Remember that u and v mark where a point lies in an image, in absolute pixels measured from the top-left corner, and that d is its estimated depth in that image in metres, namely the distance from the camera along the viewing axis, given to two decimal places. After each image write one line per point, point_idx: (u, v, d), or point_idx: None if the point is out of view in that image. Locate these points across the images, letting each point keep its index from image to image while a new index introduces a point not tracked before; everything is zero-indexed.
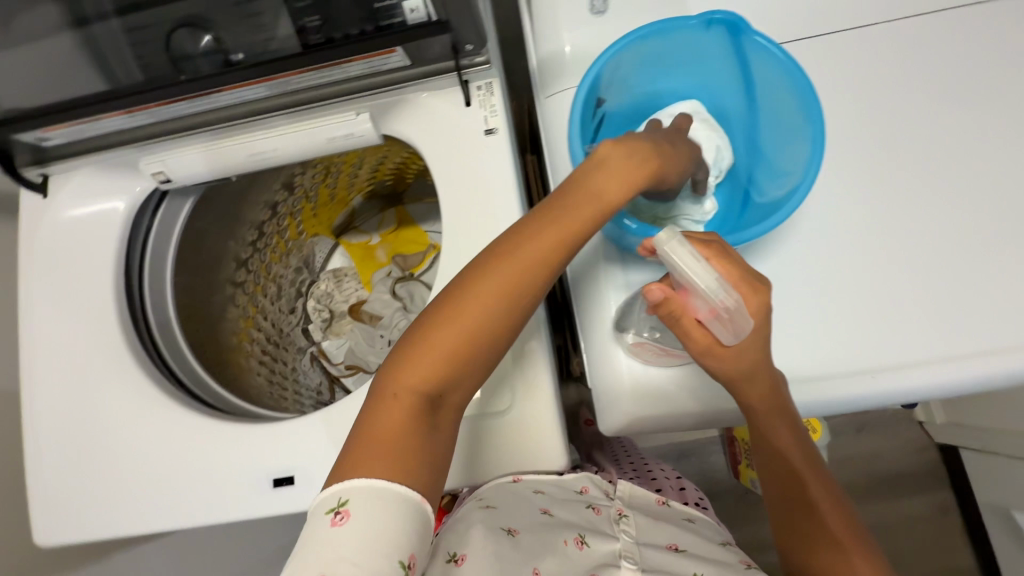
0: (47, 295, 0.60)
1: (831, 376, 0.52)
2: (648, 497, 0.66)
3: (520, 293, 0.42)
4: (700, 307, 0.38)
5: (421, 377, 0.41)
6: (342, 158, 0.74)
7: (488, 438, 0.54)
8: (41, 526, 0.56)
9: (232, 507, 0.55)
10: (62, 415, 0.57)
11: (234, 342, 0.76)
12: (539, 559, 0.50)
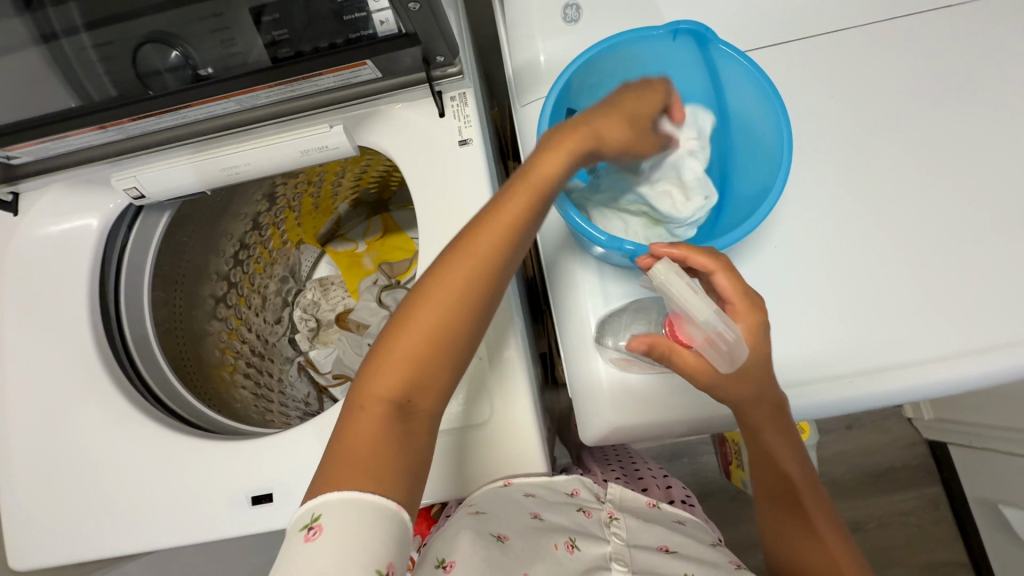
0: (21, 315, 0.59)
1: (811, 382, 0.51)
2: (639, 499, 0.63)
3: (478, 287, 0.41)
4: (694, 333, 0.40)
5: (388, 384, 0.40)
6: (323, 169, 0.74)
7: (471, 447, 0.55)
8: (17, 550, 0.55)
9: (211, 526, 0.54)
10: (38, 435, 0.57)
11: (217, 357, 0.75)
12: (531, 566, 0.50)
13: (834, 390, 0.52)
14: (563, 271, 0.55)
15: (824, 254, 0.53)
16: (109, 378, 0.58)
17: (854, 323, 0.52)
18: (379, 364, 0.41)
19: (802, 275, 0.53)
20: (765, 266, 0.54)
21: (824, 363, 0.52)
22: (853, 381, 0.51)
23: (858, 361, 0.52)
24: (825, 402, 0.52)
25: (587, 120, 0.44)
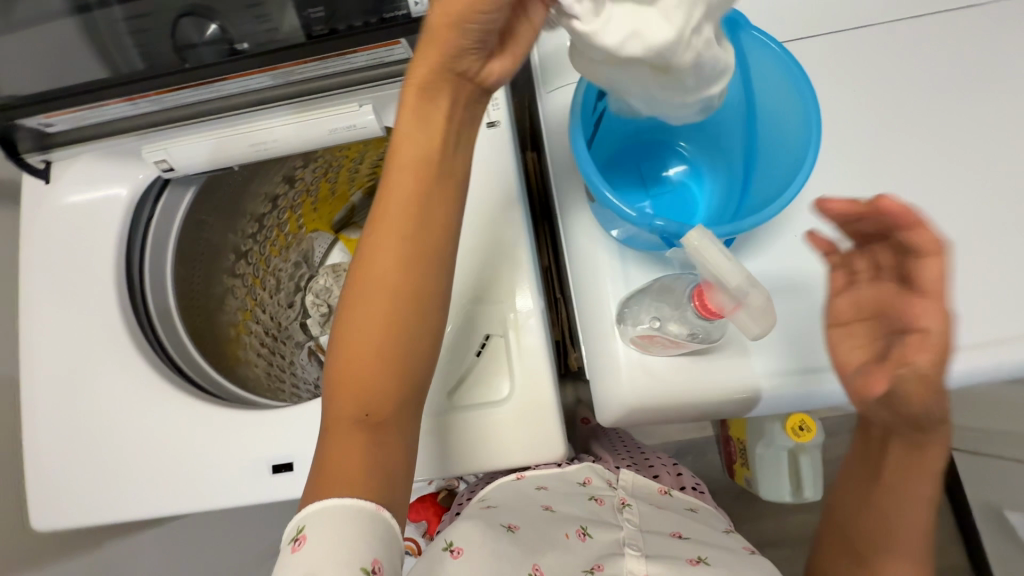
0: (47, 281, 0.60)
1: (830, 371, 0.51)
2: (649, 485, 0.69)
3: (394, 289, 0.44)
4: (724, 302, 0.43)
5: (346, 406, 0.43)
6: (343, 152, 0.73)
7: (483, 429, 0.54)
8: (41, 510, 0.56)
9: (231, 492, 0.55)
10: (61, 399, 0.57)
11: (233, 333, 0.76)
12: (540, 553, 0.52)
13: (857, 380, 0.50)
14: (586, 254, 0.56)
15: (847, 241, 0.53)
16: (132, 345, 0.59)
17: None
18: (334, 396, 0.43)
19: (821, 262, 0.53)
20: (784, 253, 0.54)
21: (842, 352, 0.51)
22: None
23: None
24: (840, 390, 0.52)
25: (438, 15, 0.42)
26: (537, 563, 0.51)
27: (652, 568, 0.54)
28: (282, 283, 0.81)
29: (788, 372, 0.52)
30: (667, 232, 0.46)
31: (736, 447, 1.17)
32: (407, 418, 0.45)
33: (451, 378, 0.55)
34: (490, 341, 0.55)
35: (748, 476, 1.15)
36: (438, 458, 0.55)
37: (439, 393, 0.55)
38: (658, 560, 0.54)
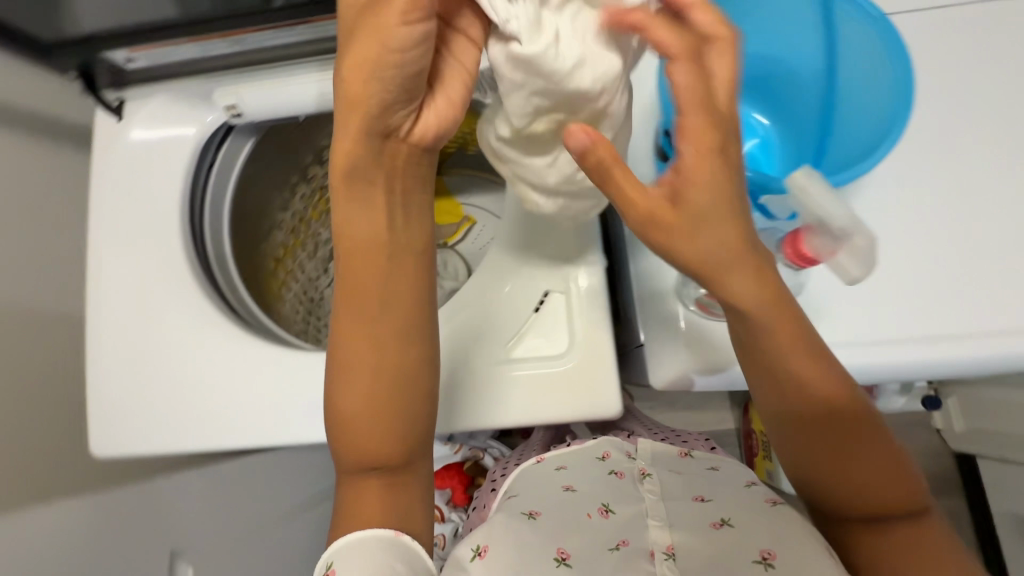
0: (115, 215, 0.61)
1: (899, 342, 0.50)
2: (670, 449, 0.64)
3: (372, 355, 0.46)
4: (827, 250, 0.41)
5: (355, 464, 0.47)
6: None
7: (533, 386, 0.54)
8: (101, 436, 0.58)
9: (288, 430, 0.56)
10: (125, 329, 0.59)
11: (274, 287, 0.80)
12: (564, 537, 0.51)
13: (922, 353, 0.49)
14: None
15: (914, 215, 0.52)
16: (195, 282, 0.60)
17: (942, 287, 0.50)
18: (342, 454, 0.47)
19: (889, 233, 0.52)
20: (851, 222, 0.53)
21: (907, 325, 0.50)
22: (938, 343, 0.49)
23: (946, 324, 0.50)
24: (913, 364, 0.49)
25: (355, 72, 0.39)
26: (562, 546, 0.50)
27: (678, 536, 0.50)
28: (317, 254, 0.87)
29: None
30: (753, 184, 0.44)
31: (757, 439, 1.18)
32: (413, 470, 0.48)
33: (505, 333, 0.55)
34: (547, 301, 0.56)
35: (769, 469, 1.16)
36: (488, 411, 0.54)
37: (492, 349, 0.55)
38: (683, 527, 0.51)
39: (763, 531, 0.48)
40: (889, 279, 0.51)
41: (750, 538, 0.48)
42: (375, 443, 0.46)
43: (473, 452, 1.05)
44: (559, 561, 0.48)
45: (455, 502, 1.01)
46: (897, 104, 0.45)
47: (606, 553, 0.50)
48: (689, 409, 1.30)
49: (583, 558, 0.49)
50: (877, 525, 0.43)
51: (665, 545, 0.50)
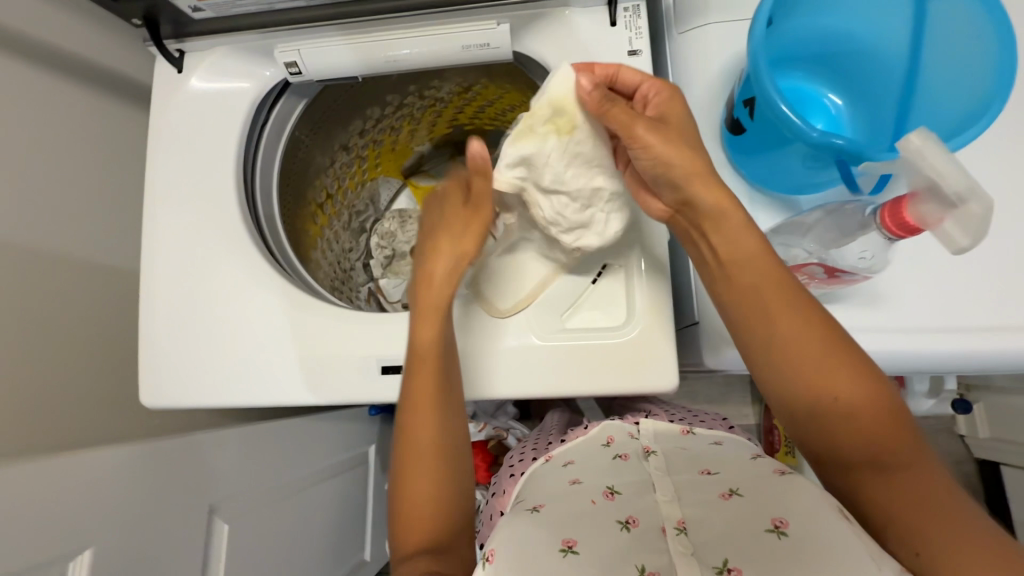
0: (171, 166, 0.61)
1: (931, 334, 0.52)
2: (671, 427, 0.63)
3: (440, 443, 0.52)
4: (934, 220, 0.39)
5: (415, 538, 0.49)
6: (440, 104, 0.89)
7: (587, 357, 0.53)
8: (149, 385, 0.58)
9: (338, 388, 0.56)
10: (178, 282, 0.59)
11: (308, 247, 0.85)
12: (567, 526, 0.47)
13: (958, 343, 0.52)
14: None
15: None
16: (249, 241, 0.60)
17: (987, 284, 0.52)
18: (401, 528, 0.50)
19: None
20: None
21: (948, 317, 0.52)
22: (976, 336, 0.51)
23: (985, 317, 0.51)
24: (949, 354, 0.51)
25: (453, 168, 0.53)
26: (566, 536, 0.46)
27: (688, 510, 0.47)
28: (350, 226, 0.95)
29: (903, 330, 0.52)
30: (844, 150, 0.42)
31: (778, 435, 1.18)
32: (461, 534, 0.51)
33: (555, 304, 0.55)
34: (600, 281, 0.56)
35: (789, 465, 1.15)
36: (539, 383, 0.53)
37: (545, 325, 0.54)
38: (692, 500, 0.48)
39: (779, 501, 0.45)
40: (941, 270, 0.52)
41: (764, 509, 0.45)
42: (423, 525, 0.49)
43: (497, 432, 1.06)
44: (564, 551, 0.44)
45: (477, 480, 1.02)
46: (993, 84, 0.43)
47: (616, 531, 0.46)
48: (710, 401, 1.30)
49: (591, 541, 0.45)
50: (886, 494, 0.41)
51: (676, 519, 0.46)
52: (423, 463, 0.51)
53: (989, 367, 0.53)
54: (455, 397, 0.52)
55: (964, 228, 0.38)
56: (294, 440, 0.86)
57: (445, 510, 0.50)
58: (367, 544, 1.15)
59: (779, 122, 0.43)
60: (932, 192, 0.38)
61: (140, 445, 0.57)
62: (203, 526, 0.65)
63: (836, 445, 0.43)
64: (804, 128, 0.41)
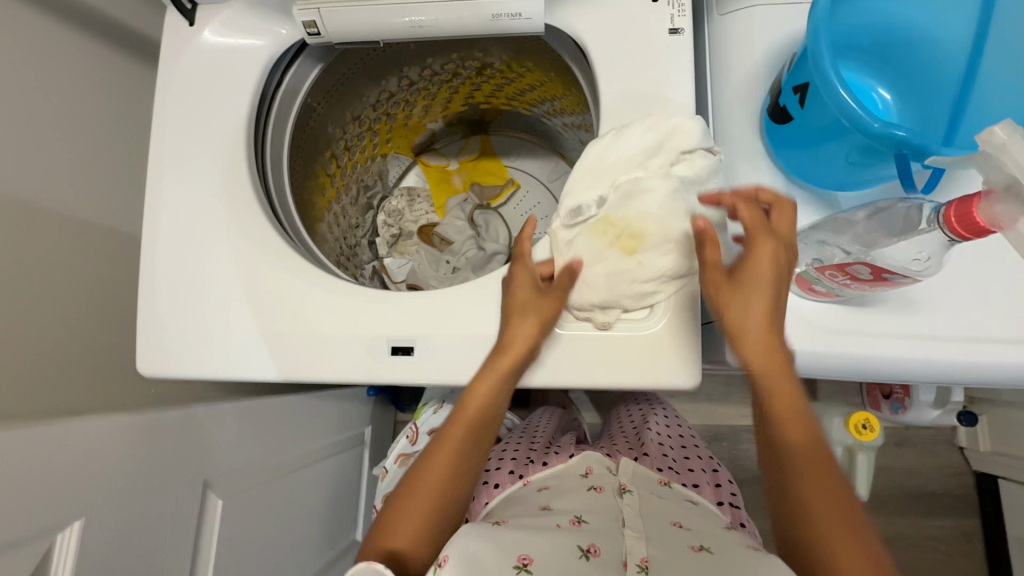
0: (179, 126, 0.58)
1: (973, 340, 0.49)
2: (651, 473, 0.65)
3: (458, 472, 0.52)
4: (1004, 220, 0.36)
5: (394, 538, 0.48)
6: (460, 83, 0.91)
7: (606, 350, 0.51)
8: (147, 352, 0.55)
9: (344, 368, 0.54)
10: (181, 248, 0.56)
11: (315, 217, 0.82)
12: (524, 543, 0.48)
13: (990, 355, 0.49)
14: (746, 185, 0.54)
15: None
16: (258, 210, 0.57)
17: None
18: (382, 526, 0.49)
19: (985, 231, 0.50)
20: None
21: (981, 327, 0.50)
22: (1010, 348, 0.49)
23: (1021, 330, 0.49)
24: (979, 365, 0.49)
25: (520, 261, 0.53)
26: (523, 553, 0.47)
27: (652, 551, 0.49)
28: (358, 200, 0.98)
29: (944, 339, 0.50)
30: (907, 142, 0.41)
31: None
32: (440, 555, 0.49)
33: (582, 302, 0.51)
34: (655, 284, 0.50)
35: None
36: (551, 372, 0.52)
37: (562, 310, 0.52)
38: (657, 544, 0.50)
39: (739, 563, 0.47)
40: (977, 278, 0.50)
41: (725, 566, 0.47)
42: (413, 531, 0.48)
43: None
44: (519, 568, 0.45)
45: None
46: None
47: (575, 557, 0.48)
48: (711, 399, 1.29)
49: (545, 562, 0.47)
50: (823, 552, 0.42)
51: (639, 557, 0.49)
52: (430, 491, 0.50)
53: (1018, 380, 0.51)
54: (484, 442, 0.54)
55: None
56: (291, 418, 0.84)
57: (427, 531, 0.49)
58: (358, 525, 1.14)
59: (838, 109, 0.42)
60: (1007, 192, 0.36)
61: (134, 415, 0.54)
62: (197, 500, 0.62)
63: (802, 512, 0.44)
64: (864, 115, 0.40)
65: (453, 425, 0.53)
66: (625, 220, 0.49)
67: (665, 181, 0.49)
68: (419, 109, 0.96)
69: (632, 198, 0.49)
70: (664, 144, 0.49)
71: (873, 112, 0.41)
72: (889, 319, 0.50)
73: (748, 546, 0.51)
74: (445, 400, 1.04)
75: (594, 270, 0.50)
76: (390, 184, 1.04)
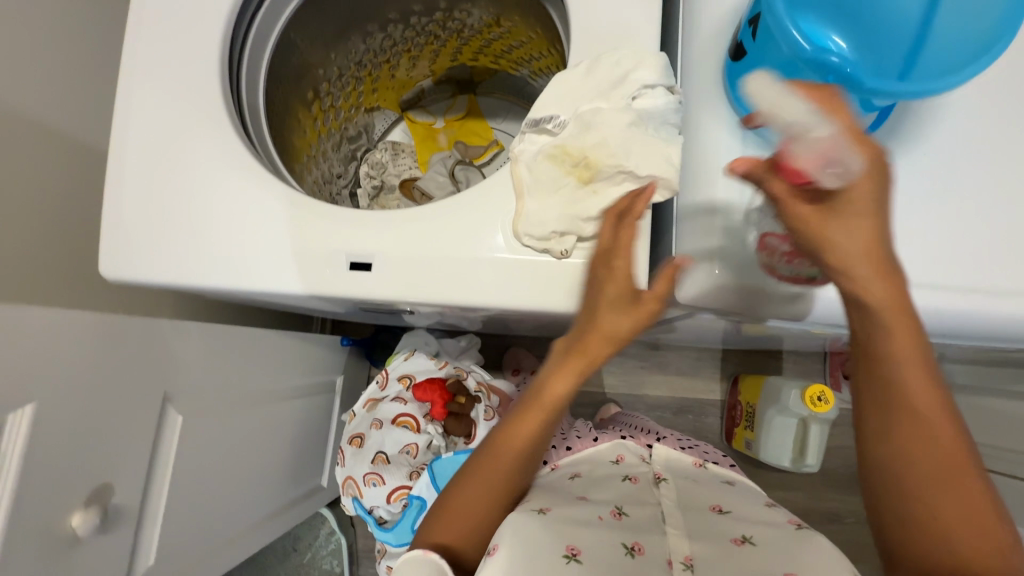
0: (153, 36, 0.59)
1: (918, 285, 0.50)
2: (683, 459, 0.72)
3: (512, 480, 0.55)
4: (814, 160, 0.39)
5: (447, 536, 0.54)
6: (446, 36, 0.92)
7: (553, 275, 0.52)
8: (111, 255, 0.57)
9: (303, 281, 0.55)
10: (149, 155, 0.57)
11: (294, 151, 0.82)
12: (572, 535, 0.53)
13: (939, 300, 0.50)
14: (707, 126, 0.55)
15: (973, 168, 0.51)
16: (230, 127, 0.58)
17: (982, 245, 0.50)
18: (437, 522, 0.55)
19: (939, 181, 0.51)
20: (906, 166, 0.52)
21: (930, 272, 0.50)
22: (952, 294, 0.50)
23: (965, 278, 0.50)
24: (924, 312, 0.50)
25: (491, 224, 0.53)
26: (572, 544, 0.51)
27: (695, 548, 0.54)
28: (341, 149, 0.98)
29: None
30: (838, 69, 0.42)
31: (743, 411, 1.20)
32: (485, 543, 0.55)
33: (543, 230, 0.51)
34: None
35: (747, 439, 1.17)
36: (501, 292, 0.53)
37: (507, 234, 0.53)
38: (699, 539, 0.55)
39: (775, 557, 0.51)
40: (929, 224, 0.50)
41: (764, 557, 0.51)
42: (465, 526, 0.54)
43: (457, 372, 1.06)
44: (568, 557, 0.50)
45: (433, 415, 1.00)
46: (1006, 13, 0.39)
47: (622, 555, 0.52)
48: (680, 372, 1.32)
49: (594, 552, 0.51)
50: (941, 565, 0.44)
51: (683, 555, 0.53)
52: (486, 492, 0.55)
53: (958, 330, 0.52)
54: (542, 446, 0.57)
55: (832, 145, 0.39)
56: (260, 352, 0.85)
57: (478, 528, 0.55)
58: (325, 471, 1.16)
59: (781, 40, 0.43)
60: (796, 138, 0.39)
61: (97, 314, 0.56)
62: (155, 412, 0.64)
63: (907, 510, 0.46)
64: (797, 40, 0.42)
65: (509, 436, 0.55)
66: (584, 149, 0.50)
67: (623, 112, 0.50)
68: (405, 68, 0.98)
69: (590, 125, 0.50)
70: (617, 84, 0.51)
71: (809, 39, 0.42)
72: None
73: (790, 527, 0.57)
74: (418, 349, 1.08)
75: (556, 200, 0.51)
76: (374, 137, 1.04)
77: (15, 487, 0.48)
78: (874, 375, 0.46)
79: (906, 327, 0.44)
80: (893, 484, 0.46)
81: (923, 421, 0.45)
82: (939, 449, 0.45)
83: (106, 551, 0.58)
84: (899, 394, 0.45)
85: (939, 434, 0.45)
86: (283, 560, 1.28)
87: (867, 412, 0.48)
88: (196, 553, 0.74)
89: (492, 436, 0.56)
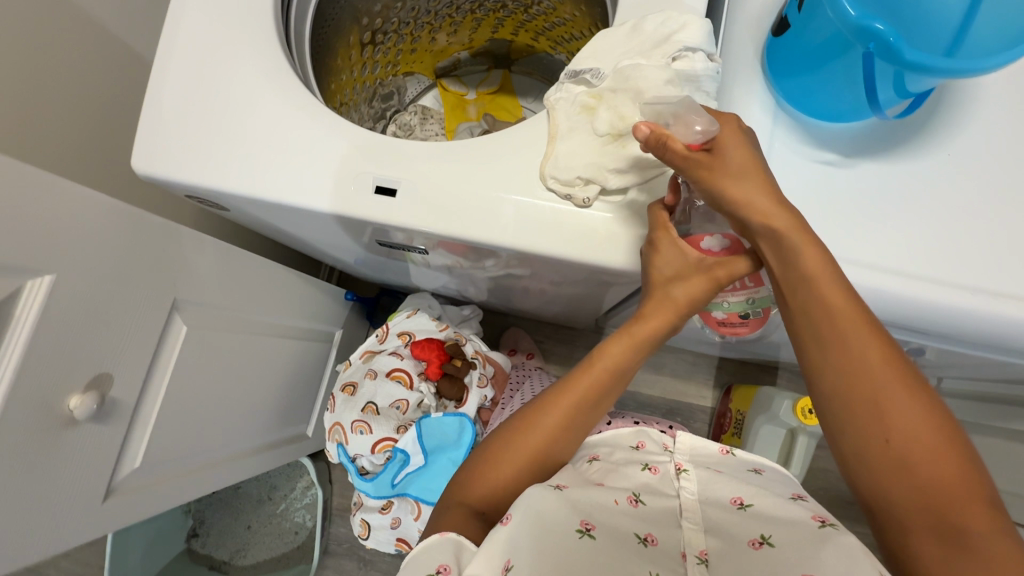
0: None
1: (929, 282, 0.51)
2: (711, 447, 0.61)
3: (541, 457, 0.56)
4: (688, 139, 0.47)
5: (474, 498, 0.54)
6: (490, 7, 0.94)
7: (568, 225, 0.53)
8: (145, 152, 0.58)
9: (323, 199, 0.56)
10: (195, 64, 0.59)
11: (330, 91, 0.83)
12: (588, 510, 0.48)
13: (943, 296, 0.51)
14: (742, 105, 0.56)
15: (997, 167, 0.52)
16: (276, 49, 0.60)
17: (990, 249, 0.51)
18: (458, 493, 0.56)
19: (958, 181, 0.52)
20: (927, 162, 0.53)
21: (946, 270, 0.51)
22: (960, 294, 0.51)
23: (974, 279, 0.51)
24: (932, 306, 0.51)
25: (521, 176, 0.54)
26: (585, 518, 0.47)
27: (712, 543, 0.48)
28: (373, 105, 1.00)
29: (894, 273, 0.51)
30: (881, 38, 0.42)
31: (732, 418, 1.20)
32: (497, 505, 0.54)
33: (569, 174, 0.52)
34: (633, 171, 0.52)
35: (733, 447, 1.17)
36: (518, 234, 0.54)
37: (530, 186, 0.54)
38: (717, 534, 0.49)
39: (799, 555, 0.44)
40: (945, 225, 0.52)
41: (786, 560, 0.44)
42: (490, 489, 0.54)
43: (457, 337, 1.07)
44: (582, 532, 0.46)
45: (427, 374, 1.00)
46: None
47: (634, 544, 0.47)
48: (674, 375, 1.32)
49: (604, 532, 0.47)
50: (899, 487, 0.44)
51: (698, 549, 0.48)
52: (520, 460, 0.56)
53: (964, 331, 0.53)
54: (591, 426, 0.59)
55: (700, 119, 0.46)
56: (268, 285, 0.86)
57: (497, 490, 0.54)
58: (311, 420, 1.17)
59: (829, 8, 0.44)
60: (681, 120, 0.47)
61: (123, 205, 0.57)
62: (163, 315, 0.65)
63: (859, 430, 0.46)
64: (844, 7, 0.43)
65: (565, 395, 0.58)
66: (619, 107, 0.53)
67: (662, 69, 0.51)
68: (445, 35, 1.00)
69: (628, 78, 0.52)
70: (651, 52, 0.53)
71: (854, 6, 0.43)
72: (861, 243, 0.52)
73: (814, 523, 0.48)
74: (421, 309, 1.09)
75: (584, 147, 0.53)
76: (405, 99, 1.05)
77: (25, 349, 0.49)
78: (825, 347, 0.47)
79: (834, 287, 0.46)
80: (876, 464, 0.45)
81: (884, 389, 0.45)
82: (913, 418, 0.44)
83: (98, 441, 0.59)
84: (850, 361, 0.46)
85: (867, 356, 0.46)
86: (257, 505, 1.31)
87: (823, 398, 0.49)
88: (179, 469, 0.75)
89: (533, 404, 0.59)
